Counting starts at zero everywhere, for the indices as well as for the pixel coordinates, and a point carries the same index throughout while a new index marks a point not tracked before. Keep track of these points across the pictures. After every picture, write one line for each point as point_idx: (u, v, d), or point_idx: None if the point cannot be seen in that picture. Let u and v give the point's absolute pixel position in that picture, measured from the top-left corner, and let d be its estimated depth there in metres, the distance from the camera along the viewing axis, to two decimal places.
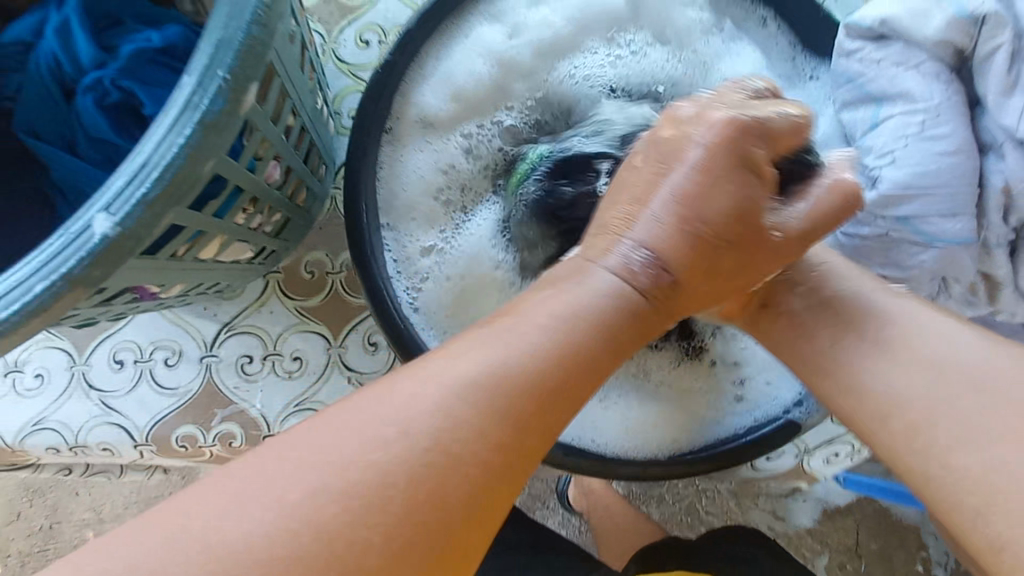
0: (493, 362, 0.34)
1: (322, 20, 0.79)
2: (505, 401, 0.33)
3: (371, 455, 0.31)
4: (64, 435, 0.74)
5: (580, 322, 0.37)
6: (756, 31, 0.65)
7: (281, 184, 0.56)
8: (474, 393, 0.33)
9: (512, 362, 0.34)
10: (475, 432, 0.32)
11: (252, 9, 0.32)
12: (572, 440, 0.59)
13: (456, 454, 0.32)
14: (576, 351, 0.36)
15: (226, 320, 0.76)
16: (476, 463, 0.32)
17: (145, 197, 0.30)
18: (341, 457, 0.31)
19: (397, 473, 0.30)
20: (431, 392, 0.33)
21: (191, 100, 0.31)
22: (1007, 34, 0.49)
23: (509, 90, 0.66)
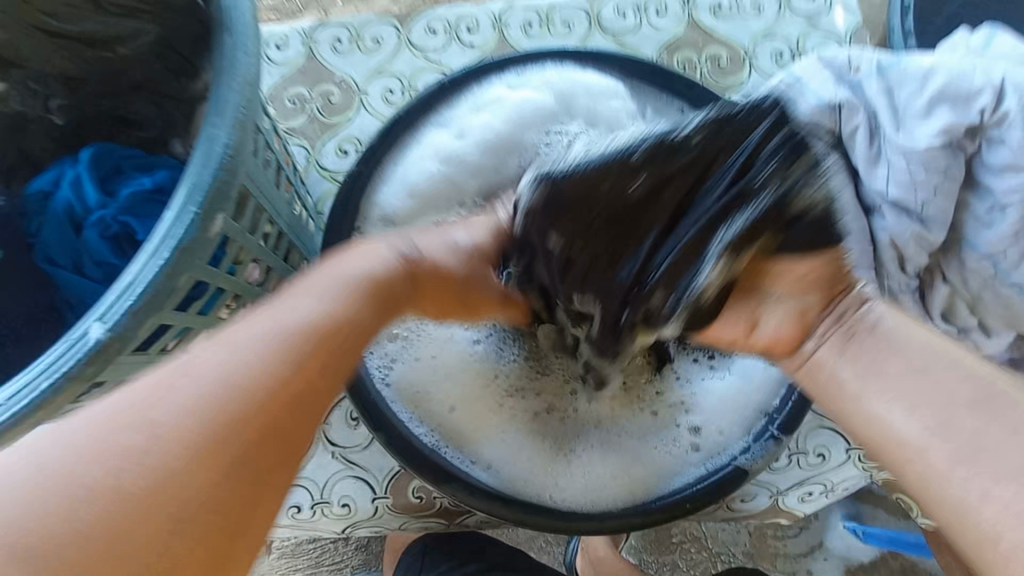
0: (275, 345, 0.41)
1: (307, 137, 0.92)
2: (268, 380, 0.39)
3: (169, 425, 0.35)
4: None
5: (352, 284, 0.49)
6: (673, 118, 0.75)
7: (261, 281, 0.65)
8: (258, 364, 0.40)
9: (288, 349, 0.41)
10: (237, 384, 0.38)
11: (217, 157, 0.41)
12: (534, 499, 0.63)
13: (246, 402, 0.38)
14: (353, 323, 0.47)
15: None
16: (232, 437, 0.36)
17: (131, 308, 0.38)
18: (156, 418, 0.35)
19: (178, 443, 0.35)
20: (218, 354, 0.39)
21: (168, 230, 0.39)
22: (862, 115, 0.57)
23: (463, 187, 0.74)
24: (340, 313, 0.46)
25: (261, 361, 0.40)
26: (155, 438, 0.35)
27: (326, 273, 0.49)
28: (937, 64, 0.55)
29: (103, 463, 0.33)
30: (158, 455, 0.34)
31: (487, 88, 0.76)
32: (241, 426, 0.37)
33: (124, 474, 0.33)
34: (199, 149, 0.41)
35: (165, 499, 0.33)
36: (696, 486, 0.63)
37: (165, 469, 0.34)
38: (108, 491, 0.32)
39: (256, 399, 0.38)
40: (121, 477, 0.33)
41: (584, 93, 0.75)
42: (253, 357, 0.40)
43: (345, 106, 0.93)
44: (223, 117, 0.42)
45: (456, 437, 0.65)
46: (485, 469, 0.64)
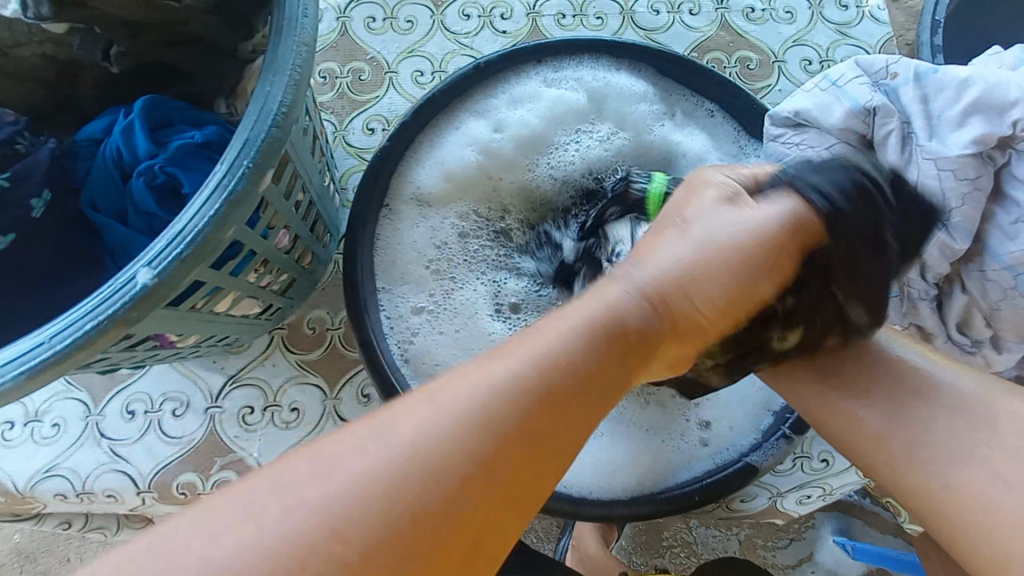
0: (461, 425, 0.34)
1: (335, 111, 0.92)
2: (524, 393, 0.36)
3: (400, 457, 0.33)
4: (74, 481, 0.79)
5: (585, 340, 0.38)
6: (702, 121, 0.77)
7: (289, 248, 0.65)
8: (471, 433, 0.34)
9: (468, 409, 0.34)
10: (468, 435, 0.34)
11: (271, 114, 0.42)
12: None
13: (445, 465, 0.33)
14: (572, 369, 0.37)
15: (232, 373, 0.83)
16: (438, 507, 0.32)
17: (180, 255, 0.39)
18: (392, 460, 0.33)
19: (386, 501, 0.32)
20: (445, 404, 0.35)
21: (220, 182, 0.40)
22: (895, 122, 0.58)
23: (494, 175, 0.76)
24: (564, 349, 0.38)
25: (490, 408, 0.35)
26: (361, 491, 0.32)
27: (527, 353, 0.37)
28: (974, 74, 0.56)
29: (270, 531, 0.30)
30: (392, 515, 0.31)
31: (523, 81, 0.77)
32: (433, 505, 0.32)
33: (319, 529, 0.31)
34: (253, 104, 0.41)
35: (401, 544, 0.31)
36: (706, 478, 0.63)
37: (409, 513, 0.32)
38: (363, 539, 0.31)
39: (463, 475, 0.33)
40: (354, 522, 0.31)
41: (615, 98, 0.77)
42: (448, 415, 0.34)
43: (375, 85, 0.94)
44: (279, 75, 0.42)
45: None
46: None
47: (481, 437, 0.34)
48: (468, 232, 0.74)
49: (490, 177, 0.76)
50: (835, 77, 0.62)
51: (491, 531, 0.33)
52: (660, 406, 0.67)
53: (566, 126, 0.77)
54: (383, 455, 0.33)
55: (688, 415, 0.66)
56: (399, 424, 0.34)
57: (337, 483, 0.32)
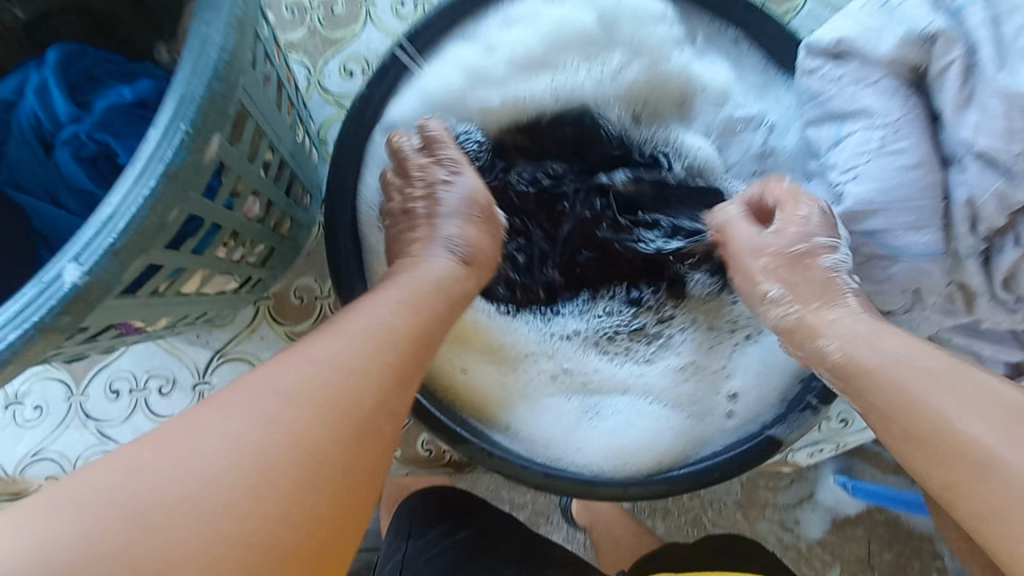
0: (352, 360, 0.43)
1: (307, 53, 0.82)
2: (377, 339, 0.45)
3: (319, 380, 0.41)
4: (64, 464, 0.76)
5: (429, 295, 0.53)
6: (728, 44, 0.65)
7: (261, 216, 0.58)
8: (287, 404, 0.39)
9: (350, 353, 0.43)
10: (333, 384, 0.40)
11: (211, 63, 0.33)
12: (553, 462, 0.59)
13: (336, 396, 0.40)
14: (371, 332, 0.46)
15: (218, 347, 0.78)
16: (335, 431, 0.39)
17: (112, 246, 0.32)
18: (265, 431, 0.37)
19: (287, 440, 0.37)
20: (337, 343, 0.43)
21: (153, 152, 0.32)
22: (959, 50, 0.50)
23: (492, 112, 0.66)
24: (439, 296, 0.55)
25: (329, 351, 0.42)
26: (241, 448, 0.36)
27: (382, 303, 0.49)
28: None
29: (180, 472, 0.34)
30: (259, 447, 0.36)
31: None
32: (322, 424, 0.39)
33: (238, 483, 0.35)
34: (189, 50, 0.33)
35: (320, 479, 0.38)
36: (723, 452, 0.59)
37: (283, 449, 0.37)
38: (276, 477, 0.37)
39: (364, 396, 0.42)
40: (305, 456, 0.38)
41: (629, 17, 0.64)
42: (331, 356, 0.42)
43: (350, 19, 0.83)
44: (218, 13, 0.34)
45: (470, 398, 0.61)
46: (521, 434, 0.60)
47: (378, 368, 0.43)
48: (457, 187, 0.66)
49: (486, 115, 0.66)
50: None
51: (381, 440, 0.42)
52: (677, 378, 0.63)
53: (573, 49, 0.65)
54: (227, 425, 0.36)
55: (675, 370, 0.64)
56: (253, 397, 0.38)
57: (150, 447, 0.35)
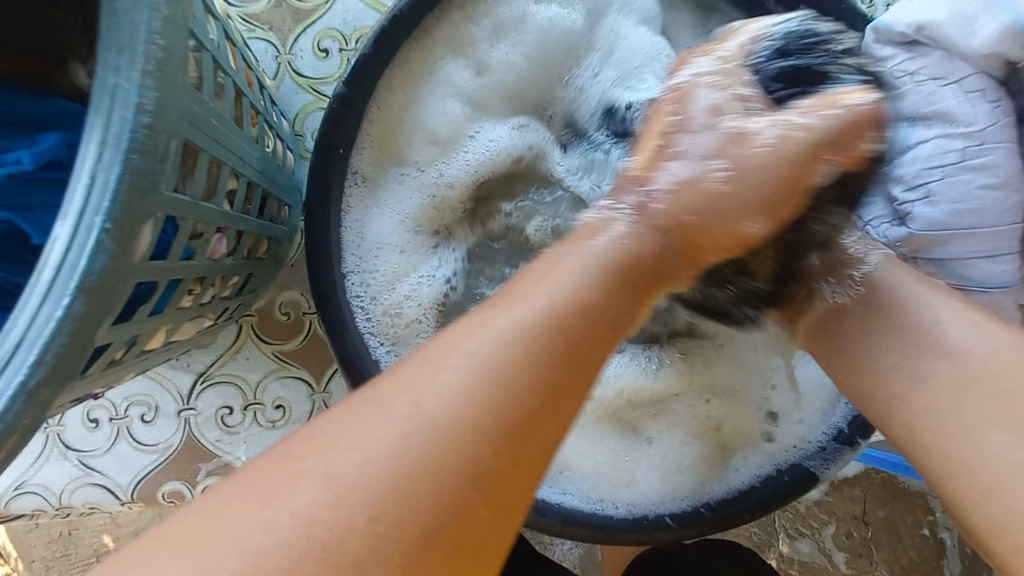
0: (480, 375, 0.32)
1: (274, 29, 0.71)
2: (535, 337, 0.34)
3: (432, 414, 0.31)
4: (49, 497, 0.71)
5: (594, 275, 0.38)
6: None
7: (232, 250, 0.50)
8: (507, 347, 0.33)
9: (504, 359, 0.33)
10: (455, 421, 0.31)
11: (128, 128, 0.25)
12: (594, 505, 0.55)
13: (444, 444, 0.31)
14: (591, 311, 0.36)
15: (201, 370, 0.72)
16: (453, 477, 0.30)
17: (25, 385, 0.25)
18: (416, 398, 0.32)
19: (391, 498, 0.29)
20: (475, 352, 0.33)
21: (64, 259, 0.25)
22: None
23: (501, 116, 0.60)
24: (632, 248, 0.39)
25: (458, 386, 0.32)
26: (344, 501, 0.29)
27: (536, 290, 0.36)
28: None
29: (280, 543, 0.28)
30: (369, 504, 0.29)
31: None
32: (428, 470, 0.30)
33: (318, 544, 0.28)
34: (95, 112, 0.25)
35: (490, 449, 0.31)
36: (761, 488, 0.55)
37: (390, 500, 0.29)
38: (410, 463, 0.30)
39: (493, 426, 0.32)
40: (450, 492, 0.30)
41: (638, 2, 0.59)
42: (461, 384, 0.32)
43: None
44: (129, 55, 0.26)
45: None
46: (564, 485, 0.56)
47: (507, 393, 0.32)
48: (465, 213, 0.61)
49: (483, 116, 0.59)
50: None
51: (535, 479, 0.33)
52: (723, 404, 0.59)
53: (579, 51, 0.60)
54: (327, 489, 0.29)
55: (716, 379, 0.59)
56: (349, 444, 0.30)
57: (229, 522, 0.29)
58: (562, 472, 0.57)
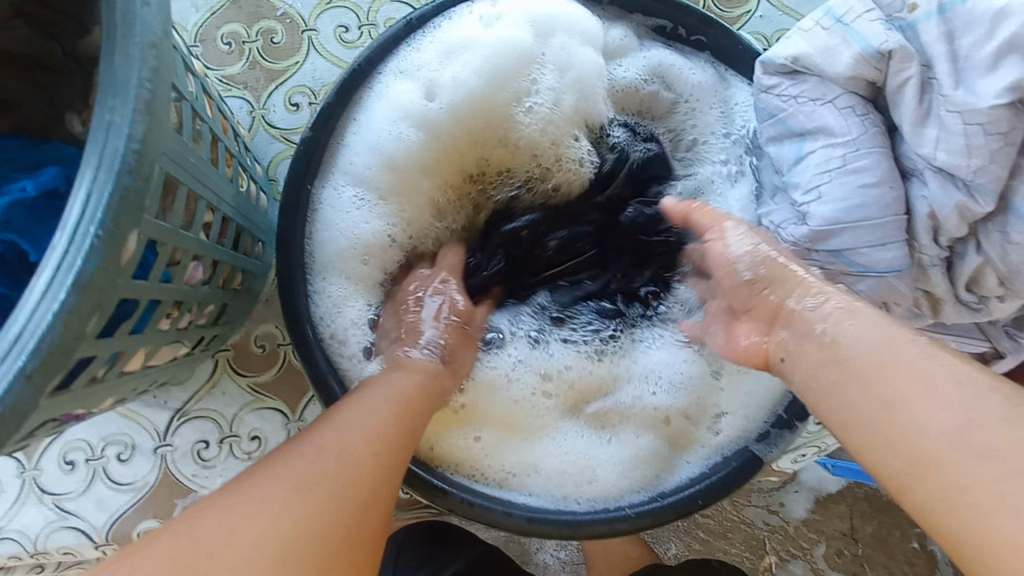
0: (301, 486, 0.43)
1: (249, 87, 0.79)
2: (358, 451, 0.46)
3: (282, 507, 0.41)
4: (24, 543, 0.72)
5: (381, 411, 0.50)
6: (671, 53, 0.67)
7: (208, 277, 0.55)
8: (344, 448, 0.46)
9: (301, 472, 0.43)
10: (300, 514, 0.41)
11: (120, 154, 0.31)
12: (556, 503, 0.59)
13: (298, 525, 0.41)
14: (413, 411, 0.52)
15: (178, 406, 0.74)
16: (294, 561, 0.40)
17: (24, 370, 0.29)
18: (258, 502, 0.41)
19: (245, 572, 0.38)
20: (309, 459, 0.45)
21: (61, 261, 0.29)
22: (914, 66, 0.48)
23: (451, 140, 0.65)
24: (401, 389, 0.53)
25: (307, 480, 0.43)
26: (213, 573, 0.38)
27: (361, 402, 0.51)
28: (1014, 4, 0.44)
29: None
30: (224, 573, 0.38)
31: (456, 23, 0.63)
32: (281, 551, 0.40)
33: None
34: (92, 143, 0.31)
35: (294, 538, 0.40)
36: (712, 474, 0.59)
37: (245, 573, 0.38)
38: (257, 550, 0.39)
39: (326, 523, 0.42)
40: (280, 570, 0.39)
41: (563, 29, 0.64)
42: (290, 477, 0.43)
43: (292, 49, 0.80)
44: (122, 97, 0.31)
45: (463, 453, 0.60)
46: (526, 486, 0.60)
47: (343, 496, 0.43)
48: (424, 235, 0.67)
49: (434, 151, 0.65)
50: (840, 13, 0.51)
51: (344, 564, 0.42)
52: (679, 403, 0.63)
53: (516, 75, 0.64)
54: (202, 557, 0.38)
55: (675, 373, 0.63)
56: (219, 523, 0.40)
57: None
58: (525, 474, 0.60)
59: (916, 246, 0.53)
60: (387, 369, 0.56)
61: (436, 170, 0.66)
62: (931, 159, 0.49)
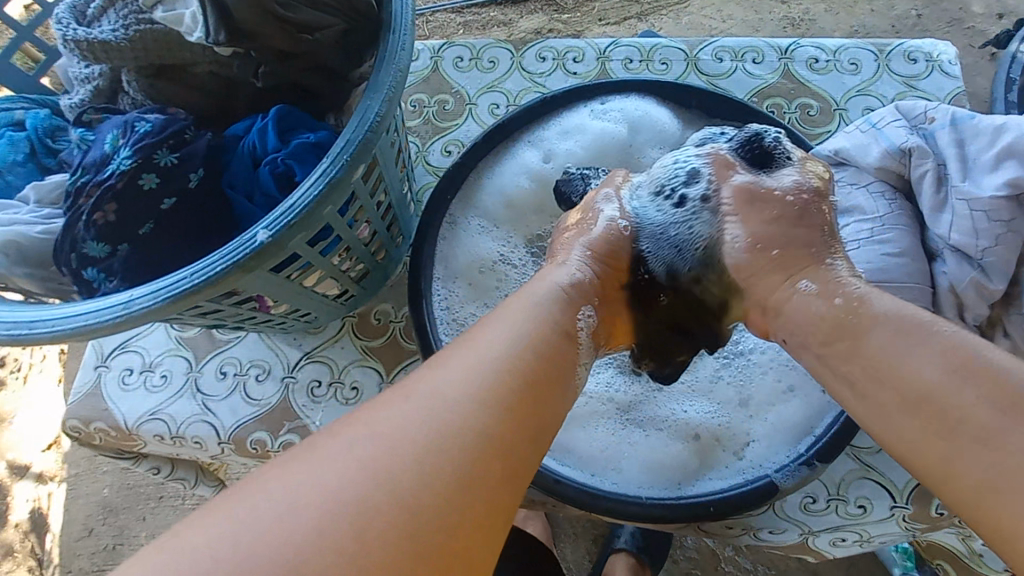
0: (458, 398, 0.47)
1: (420, 135, 1.08)
2: (501, 371, 0.50)
3: (438, 413, 0.46)
4: (170, 425, 0.93)
5: (510, 346, 0.53)
6: None
7: (367, 240, 0.77)
8: (501, 343, 0.53)
9: (452, 387, 0.48)
10: (454, 422, 0.46)
11: (368, 120, 0.52)
12: (585, 479, 0.68)
13: (454, 429, 0.45)
14: (541, 347, 0.54)
15: (307, 350, 0.95)
16: (455, 459, 0.44)
17: (289, 223, 0.49)
18: (415, 414, 0.46)
19: (412, 461, 0.43)
20: (451, 381, 0.49)
21: (324, 170, 0.50)
22: (931, 161, 0.60)
23: (549, 200, 0.86)
24: (530, 331, 0.55)
25: (452, 398, 0.47)
26: (384, 461, 0.43)
27: (485, 339, 0.53)
28: (1012, 121, 0.56)
29: (336, 484, 0.41)
30: (394, 462, 0.43)
31: (575, 113, 0.86)
32: (440, 453, 0.44)
33: (363, 484, 0.41)
34: (356, 112, 0.52)
35: (455, 443, 0.45)
36: (729, 492, 0.65)
37: (414, 461, 0.43)
38: (421, 447, 0.44)
39: (472, 432, 0.46)
40: (442, 467, 0.43)
41: (648, 130, 0.85)
42: (440, 390, 0.48)
43: (456, 114, 1.09)
44: (378, 92, 0.53)
45: None
46: (556, 460, 0.69)
47: (487, 412, 0.47)
48: (508, 254, 0.84)
49: (540, 203, 0.86)
50: (875, 120, 0.65)
51: (497, 481, 0.45)
52: (715, 424, 0.70)
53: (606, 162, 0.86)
54: (373, 448, 0.43)
55: (712, 400, 0.71)
56: (386, 421, 0.45)
57: (309, 470, 0.42)
58: (562, 450, 0.70)
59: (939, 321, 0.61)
60: (514, 304, 0.58)
61: (536, 218, 0.86)
62: (949, 242, 0.59)
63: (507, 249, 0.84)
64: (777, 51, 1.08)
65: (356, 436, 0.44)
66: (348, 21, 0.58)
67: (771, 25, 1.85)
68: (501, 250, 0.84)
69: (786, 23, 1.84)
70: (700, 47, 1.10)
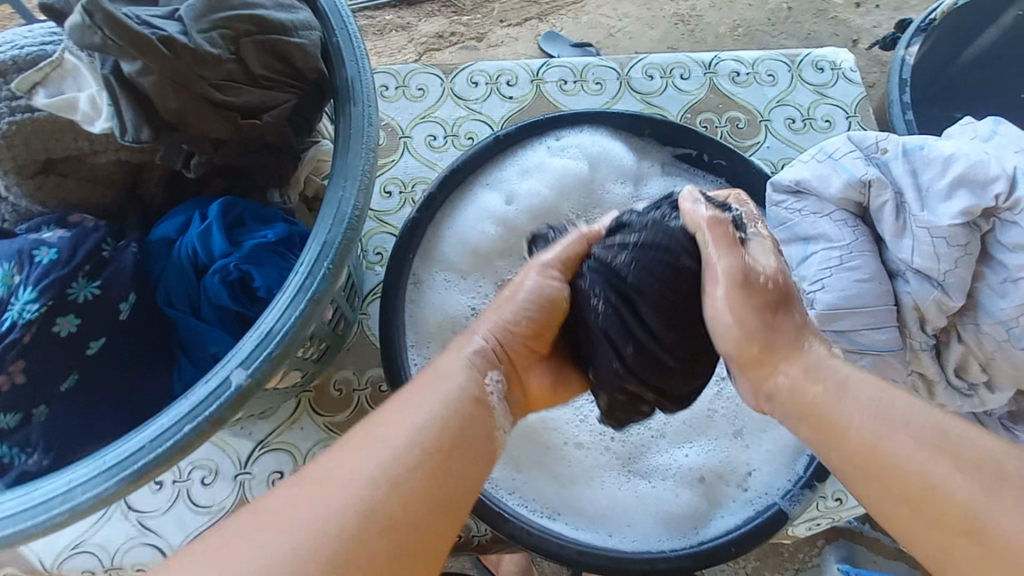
0: (357, 490, 0.43)
1: None
2: (410, 455, 0.45)
3: (335, 506, 0.42)
4: (101, 557, 0.77)
5: (420, 426, 0.47)
6: (682, 175, 0.85)
7: (330, 321, 0.68)
8: (411, 421, 0.47)
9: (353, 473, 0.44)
10: (351, 516, 0.41)
11: (346, 216, 0.45)
12: (602, 540, 0.65)
13: (349, 524, 0.41)
14: (459, 420, 0.49)
15: (261, 438, 0.83)
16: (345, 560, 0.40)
17: (271, 354, 0.41)
18: (311, 503, 0.42)
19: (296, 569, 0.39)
20: (352, 469, 0.44)
21: (304, 284, 0.43)
22: (889, 193, 0.64)
23: (516, 243, 0.81)
24: (446, 401, 0.50)
25: (350, 487, 0.43)
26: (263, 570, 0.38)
27: (395, 414, 0.48)
28: (958, 152, 0.61)
29: None
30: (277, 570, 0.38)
31: (531, 151, 0.82)
32: (330, 552, 0.40)
33: None
34: (328, 209, 0.45)
35: (350, 539, 0.41)
36: (744, 526, 0.66)
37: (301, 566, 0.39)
38: (308, 550, 0.39)
39: (372, 523, 0.42)
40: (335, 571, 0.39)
41: (607, 164, 0.83)
42: (337, 478, 0.43)
43: (391, 149, 1.00)
44: (350, 181, 0.46)
45: (541, 491, 0.68)
46: (567, 524, 0.66)
47: (389, 502, 0.43)
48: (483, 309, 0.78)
49: (506, 248, 0.80)
50: (831, 151, 0.68)
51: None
52: (711, 461, 0.71)
53: (571, 198, 0.83)
54: (255, 552, 0.39)
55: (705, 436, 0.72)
56: (280, 516, 0.41)
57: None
58: (573, 513, 0.67)
59: (906, 334, 0.65)
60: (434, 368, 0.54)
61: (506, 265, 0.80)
62: (910, 264, 0.63)
63: (479, 302, 0.79)
64: (702, 66, 1.10)
65: (243, 535, 0.40)
66: (297, 95, 0.55)
67: (665, 22, 1.90)
68: (474, 304, 0.78)
69: (677, 19, 1.91)
70: (631, 64, 1.10)
